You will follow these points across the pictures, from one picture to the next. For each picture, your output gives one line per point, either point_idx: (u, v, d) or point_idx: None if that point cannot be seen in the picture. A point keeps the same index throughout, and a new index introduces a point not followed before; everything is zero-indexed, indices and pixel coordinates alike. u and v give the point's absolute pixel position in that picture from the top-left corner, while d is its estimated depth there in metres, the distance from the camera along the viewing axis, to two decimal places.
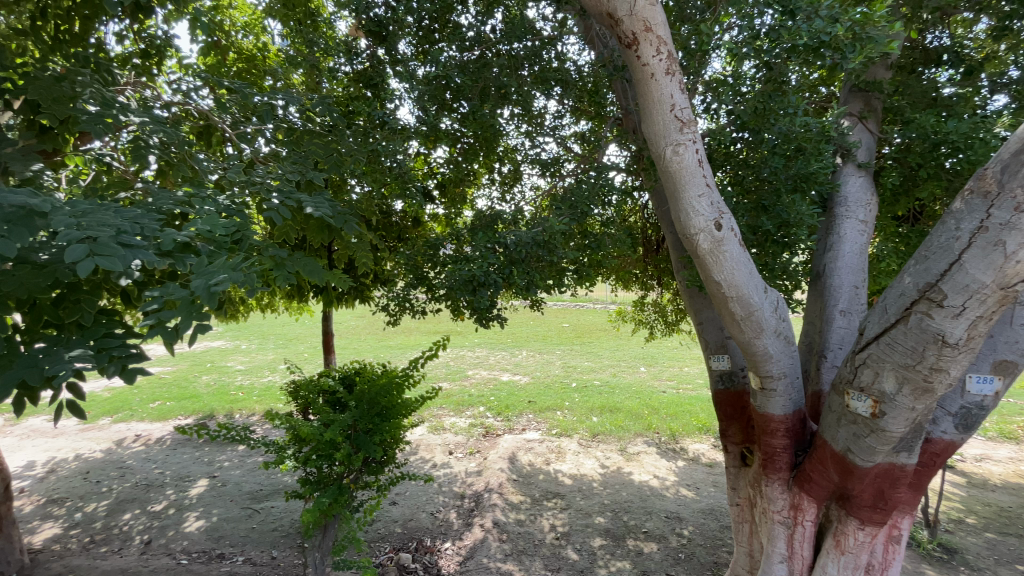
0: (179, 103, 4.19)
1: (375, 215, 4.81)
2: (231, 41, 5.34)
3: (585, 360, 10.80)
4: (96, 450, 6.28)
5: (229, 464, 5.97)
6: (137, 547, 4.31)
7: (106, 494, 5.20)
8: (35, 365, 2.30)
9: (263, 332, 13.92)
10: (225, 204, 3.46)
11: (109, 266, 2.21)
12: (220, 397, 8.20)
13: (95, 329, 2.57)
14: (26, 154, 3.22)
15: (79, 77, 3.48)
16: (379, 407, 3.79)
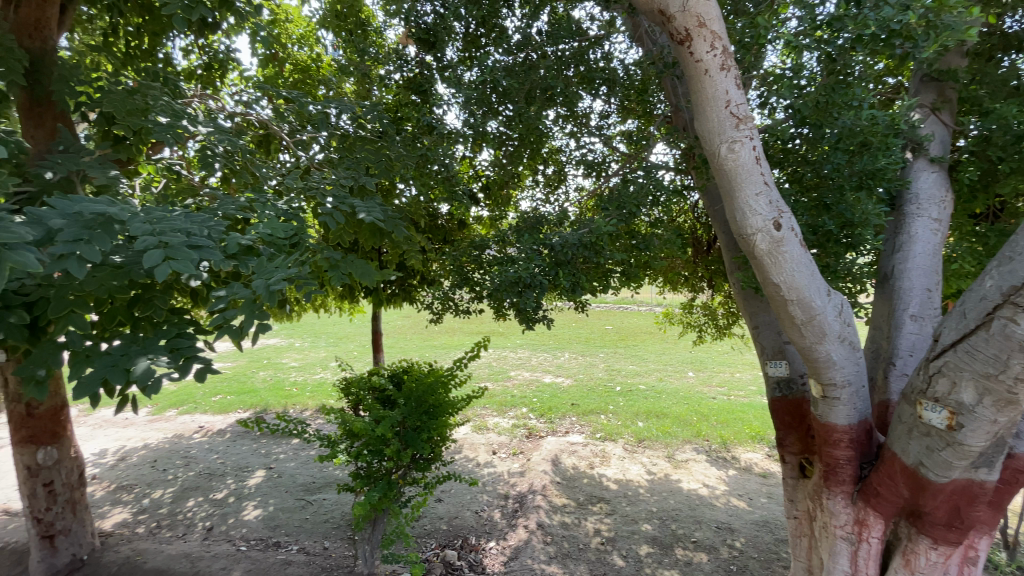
0: (241, 114, 4.43)
1: (422, 218, 4.92)
2: (288, 52, 5.59)
3: (630, 363, 10.62)
4: (162, 440, 6.69)
5: (284, 456, 6.24)
6: (200, 533, 4.56)
7: (171, 482, 5.54)
8: (114, 364, 2.43)
9: (314, 331, 14.50)
10: (284, 209, 3.62)
11: (182, 269, 2.36)
12: (276, 392, 8.60)
13: (166, 328, 2.73)
14: (104, 163, 3.47)
15: (150, 91, 3.72)
16: (427, 404, 3.88)
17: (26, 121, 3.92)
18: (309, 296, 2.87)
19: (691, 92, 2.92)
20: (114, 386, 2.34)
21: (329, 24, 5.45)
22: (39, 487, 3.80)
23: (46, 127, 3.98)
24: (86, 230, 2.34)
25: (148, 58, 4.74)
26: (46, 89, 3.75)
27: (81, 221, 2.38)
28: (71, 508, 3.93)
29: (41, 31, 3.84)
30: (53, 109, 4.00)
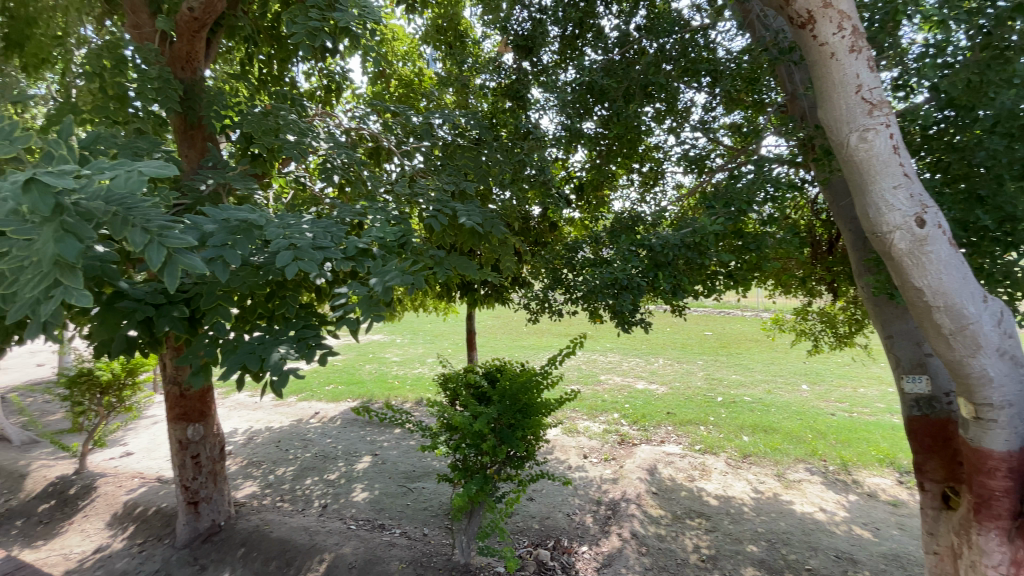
0: (355, 128, 4.83)
1: (517, 221, 5.03)
2: (395, 69, 6.00)
3: (732, 373, 9.96)
4: (284, 423, 7.48)
5: (387, 444, 6.68)
6: (317, 509, 5.03)
7: (292, 461, 6.16)
8: (252, 352, 2.75)
9: (412, 329, 15.37)
10: (394, 214, 3.90)
11: (307, 268, 2.63)
12: (380, 384, 9.24)
13: (296, 321, 3.05)
14: (244, 177, 3.95)
15: (280, 112, 4.17)
16: (521, 403, 3.95)
17: (182, 142, 4.57)
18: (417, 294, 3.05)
19: (814, 78, 2.70)
20: (252, 373, 2.65)
21: (431, 38, 5.75)
22: (188, 459, 4.36)
23: (197, 147, 4.62)
24: (231, 234, 2.68)
25: (278, 82, 5.33)
26: (198, 115, 4.35)
27: (228, 226, 2.73)
28: (213, 478, 4.46)
29: (192, 63, 4.42)
30: (202, 131, 4.62)
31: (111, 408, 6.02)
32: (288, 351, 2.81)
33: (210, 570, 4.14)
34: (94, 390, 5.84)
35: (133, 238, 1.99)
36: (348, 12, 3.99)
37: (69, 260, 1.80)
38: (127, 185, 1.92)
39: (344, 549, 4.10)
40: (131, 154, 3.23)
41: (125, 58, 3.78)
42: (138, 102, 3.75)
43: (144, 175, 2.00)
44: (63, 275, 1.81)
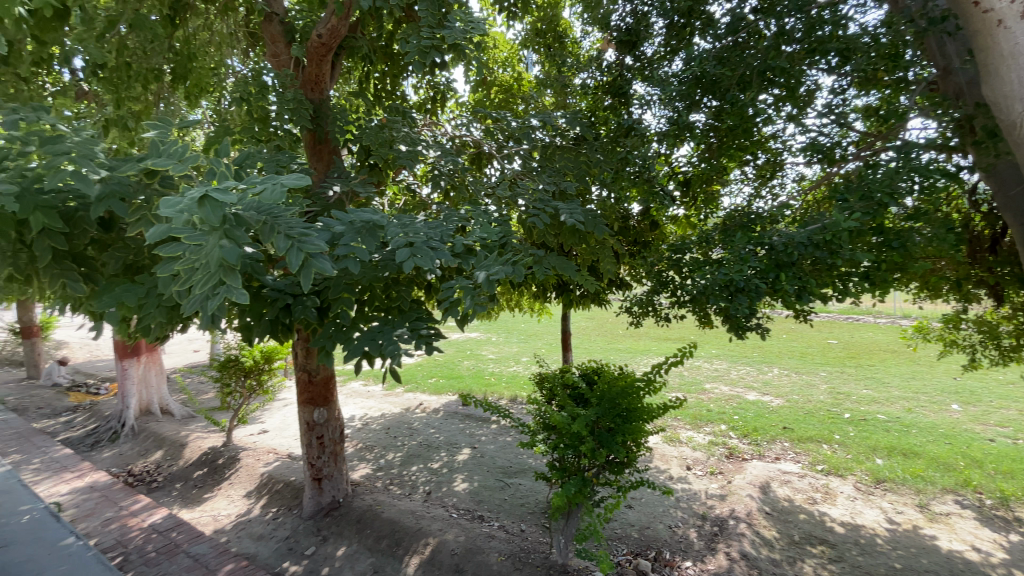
0: (459, 135, 5.08)
1: (617, 221, 4.94)
2: (497, 75, 6.18)
3: (862, 387, 8.86)
4: (392, 411, 8.06)
5: (485, 438, 6.90)
6: (422, 495, 5.35)
7: (400, 447, 6.61)
8: (373, 339, 3.00)
9: (508, 329, 15.70)
10: (497, 217, 4.01)
11: (422, 263, 2.81)
12: (478, 380, 9.58)
13: (410, 314, 3.27)
14: (363, 185, 4.31)
15: (393, 124, 4.50)
16: (621, 407, 3.87)
17: (312, 155, 5.09)
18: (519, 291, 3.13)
19: (977, 51, 2.59)
20: (371, 358, 2.90)
21: (531, 42, 5.84)
22: (314, 439, 4.86)
23: (324, 160, 5.11)
24: (357, 234, 2.95)
25: (391, 97, 5.76)
26: (325, 131, 4.82)
27: (354, 226, 3.00)
28: (334, 458, 4.91)
29: (319, 84, 4.88)
30: (327, 146, 5.11)
31: (252, 390, 6.89)
32: (404, 342, 3.03)
33: (331, 541, 4.57)
34: (239, 374, 6.72)
35: (280, 244, 2.26)
36: (456, 27, 4.20)
37: (231, 263, 2.07)
38: (274, 198, 2.16)
39: (447, 536, 4.31)
40: (273, 168, 3.67)
41: (265, 84, 4.31)
42: (278, 122, 4.25)
43: (286, 187, 2.23)
44: (226, 275, 2.09)
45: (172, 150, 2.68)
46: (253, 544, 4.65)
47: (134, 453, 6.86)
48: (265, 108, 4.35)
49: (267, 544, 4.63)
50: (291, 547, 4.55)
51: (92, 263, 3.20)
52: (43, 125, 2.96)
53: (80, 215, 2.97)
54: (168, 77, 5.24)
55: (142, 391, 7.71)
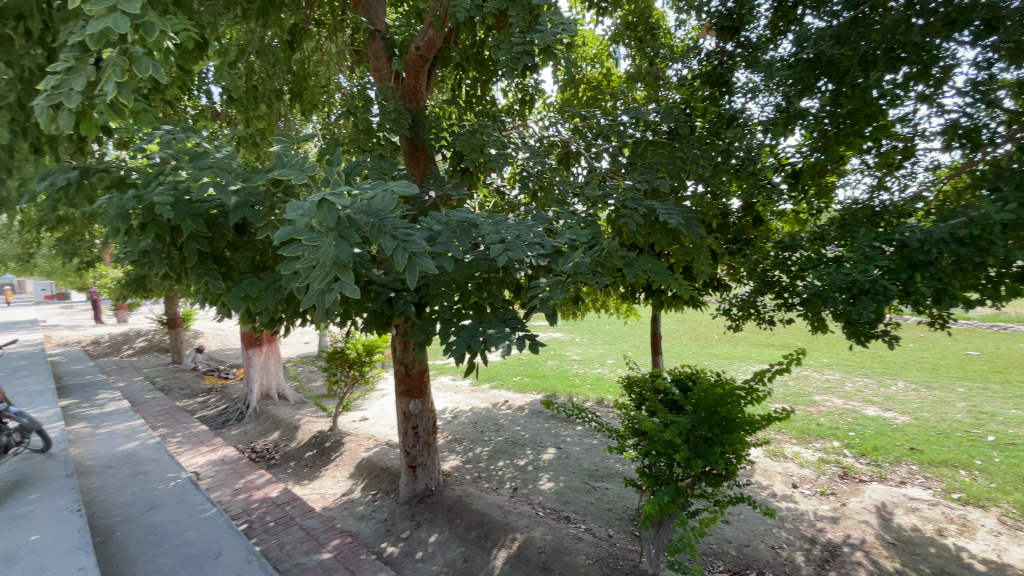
0: (547, 136, 5.14)
1: (714, 218, 4.70)
2: (585, 73, 6.13)
3: (1014, 407, 7.57)
4: (480, 406, 8.31)
5: (571, 439, 6.88)
6: (508, 490, 5.46)
7: (488, 442, 6.80)
8: (474, 335, 3.10)
9: (594, 330, 15.48)
10: (584, 218, 3.93)
11: (515, 257, 2.88)
12: (563, 380, 9.57)
13: (500, 313, 3.32)
14: (456, 188, 4.49)
15: (484, 129, 4.64)
16: (719, 416, 3.67)
17: (409, 162, 5.28)
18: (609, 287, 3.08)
19: None
20: (464, 353, 2.98)
21: (621, 36, 5.73)
22: (410, 428, 5.15)
23: (420, 166, 5.31)
24: (453, 233, 3.07)
25: (481, 101, 5.95)
26: (422, 138, 4.99)
27: (451, 226, 3.13)
28: (427, 448, 5.17)
29: (416, 94, 5.17)
30: (424, 153, 5.26)
31: (355, 380, 7.44)
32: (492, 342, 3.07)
33: (424, 527, 4.81)
34: (344, 365, 7.31)
35: (387, 244, 2.41)
36: (547, 29, 4.21)
37: (344, 260, 2.25)
38: (385, 202, 2.33)
39: (534, 533, 4.36)
40: (376, 174, 3.95)
41: (369, 97, 4.64)
42: (379, 131, 4.55)
43: (396, 193, 2.41)
44: (339, 272, 2.26)
45: (295, 160, 2.98)
46: (355, 523, 5.02)
47: (255, 433, 7.72)
48: (369, 120, 4.70)
49: (368, 524, 4.98)
50: (388, 529, 4.85)
51: (227, 262, 3.65)
52: (192, 144, 3.42)
53: (220, 220, 3.43)
54: (286, 96, 5.81)
55: (263, 377, 8.66)
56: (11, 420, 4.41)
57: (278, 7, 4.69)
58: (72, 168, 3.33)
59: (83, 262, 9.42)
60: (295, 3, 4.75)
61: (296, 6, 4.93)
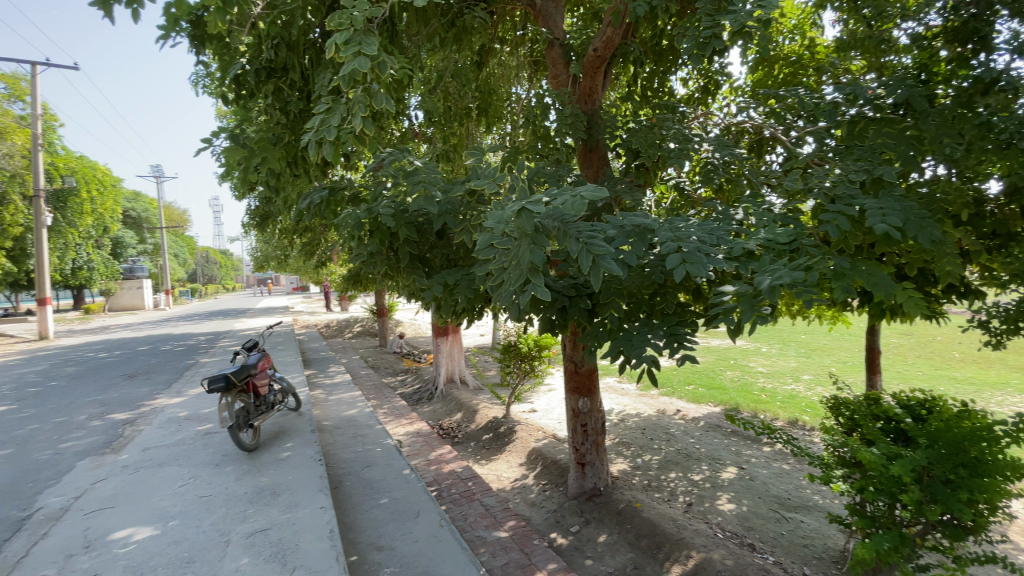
0: (735, 122, 4.72)
1: (965, 209, 3.76)
2: (781, 48, 5.45)
3: None
4: (650, 413, 8.04)
5: (755, 461, 6.22)
6: (682, 504, 5.18)
7: (658, 450, 6.54)
8: (628, 339, 2.99)
9: (784, 339, 13.69)
10: (781, 215, 3.47)
11: (694, 272, 2.60)
12: (745, 394, 8.69)
13: (673, 318, 3.11)
14: (631, 187, 4.37)
15: (664, 123, 4.45)
16: (966, 456, 2.94)
17: (583, 164, 5.26)
18: (811, 301, 2.63)
19: None
20: (627, 360, 2.87)
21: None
22: (579, 425, 5.23)
23: (594, 167, 5.23)
24: (628, 238, 2.95)
25: (659, 94, 5.73)
26: (596, 138, 4.95)
27: (624, 232, 3.01)
28: (595, 447, 5.21)
29: (592, 95, 5.17)
30: (598, 153, 5.22)
31: (526, 373, 7.85)
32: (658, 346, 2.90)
33: (593, 525, 4.85)
34: (517, 358, 7.78)
35: (572, 248, 2.48)
36: (742, 8, 3.82)
37: (538, 265, 2.39)
38: (575, 208, 2.44)
39: (713, 554, 4.05)
40: (555, 178, 4.08)
41: (546, 104, 4.83)
42: (557, 137, 4.63)
43: (584, 198, 2.51)
44: (532, 275, 2.41)
45: (487, 171, 3.29)
46: (528, 508, 5.31)
47: (442, 412, 8.70)
48: (546, 126, 4.89)
49: (539, 512, 5.21)
50: (558, 520, 5.00)
51: (429, 261, 4.22)
52: (406, 163, 4.01)
53: (426, 226, 3.99)
54: (474, 113, 6.40)
55: (449, 363, 9.73)
56: (276, 382, 5.74)
57: (469, 31, 5.19)
58: (323, 187, 4.18)
59: (319, 262, 11.77)
60: (484, 25, 5.20)
61: (485, 27, 5.37)
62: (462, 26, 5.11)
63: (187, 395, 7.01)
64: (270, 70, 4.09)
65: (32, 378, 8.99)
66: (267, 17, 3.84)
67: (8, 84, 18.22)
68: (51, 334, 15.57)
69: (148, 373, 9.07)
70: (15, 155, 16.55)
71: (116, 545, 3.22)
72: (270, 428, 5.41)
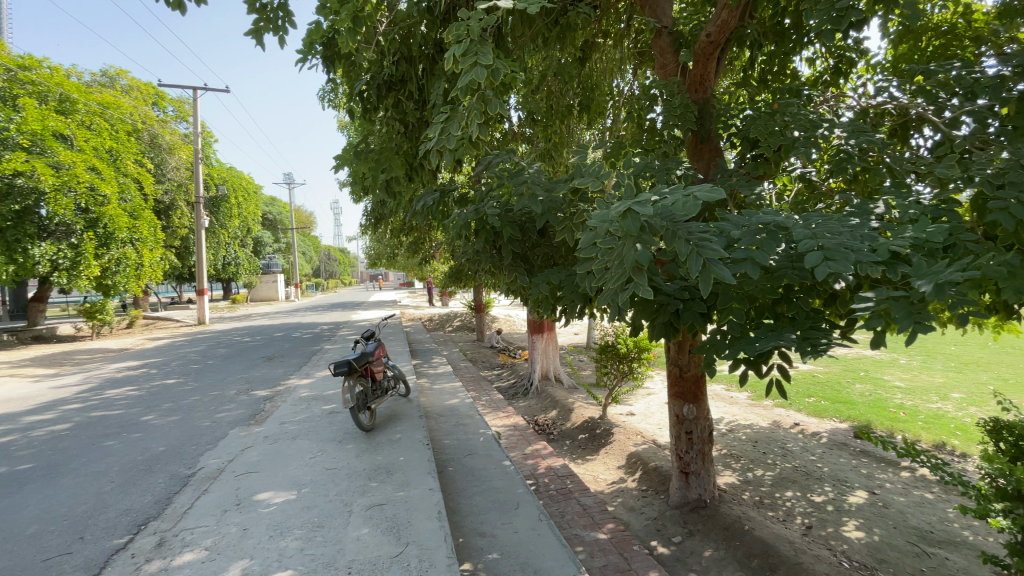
0: (873, 104, 4.18)
1: None
2: (932, 16, 4.73)
3: None
4: (762, 425, 7.44)
5: (890, 486, 5.50)
6: (800, 526, 4.73)
7: (772, 466, 6.04)
8: (751, 342, 2.81)
9: (926, 350, 11.92)
10: (933, 208, 3.01)
11: (839, 270, 2.33)
12: (878, 411, 7.71)
13: (803, 324, 2.83)
14: (748, 180, 4.04)
15: (787, 110, 4.06)
16: None
17: (692, 156, 4.99)
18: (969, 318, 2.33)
19: None
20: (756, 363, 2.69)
21: None
22: (683, 433, 4.99)
23: (704, 159, 4.94)
24: (756, 237, 2.69)
25: (779, 78, 5.26)
26: (708, 129, 4.67)
27: (750, 230, 2.75)
28: (701, 457, 4.95)
29: (703, 84, 4.89)
30: (709, 144, 4.93)
31: (625, 374, 7.67)
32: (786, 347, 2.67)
33: (696, 537, 4.61)
34: (615, 359, 7.62)
35: (681, 249, 2.37)
36: None
37: (643, 265, 2.31)
38: (688, 207, 2.31)
39: None
40: (663, 172, 3.92)
41: (653, 97, 4.65)
42: (664, 128, 4.41)
43: (696, 198, 2.37)
44: (635, 275, 2.34)
45: (592, 169, 3.25)
46: (626, 513, 5.19)
47: (537, 408, 8.80)
48: (652, 120, 4.71)
49: (638, 517, 5.07)
50: (659, 528, 4.81)
51: (531, 260, 4.27)
52: (511, 164, 4.11)
53: (529, 225, 4.05)
54: (575, 110, 6.38)
55: (544, 360, 9.80)
56: (389, 370, 6.20)
57: (573, 29, 5.11)
58: (434, 190, 4.43)
59: (423, 259, 12.48)
60: (587, 21, 5.13)
61: (589, 23, 5.29)
62: (566, 24, 5.05)
63: (313, 378, 7.84)
64: (390, 84, 4.41)
65: (194, 357, 10.63)
66: (389, 34, 4.15)
67: (176, 108, 21.70)
68: (206, 319, 18.28)
69: (282, 357, 10.30)
70: (180, 168, 19.67)
71: (260, 505, 3.70)
72: (383, 412, 5.86)
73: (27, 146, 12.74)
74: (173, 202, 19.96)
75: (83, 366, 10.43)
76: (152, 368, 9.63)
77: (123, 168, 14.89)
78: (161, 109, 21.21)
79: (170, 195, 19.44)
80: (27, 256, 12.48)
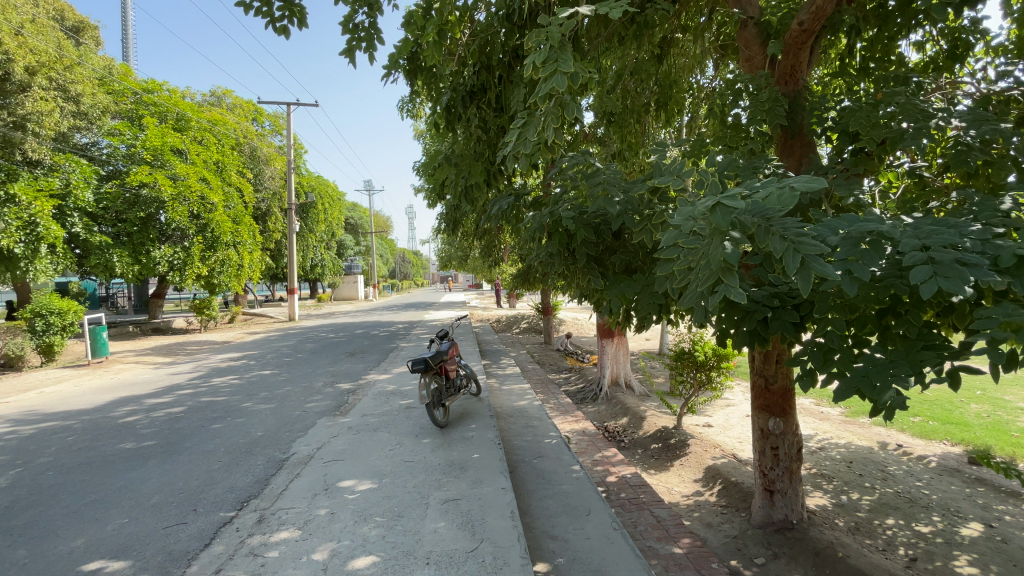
0: (1000, 88, 3.70)
1: None
2: None
3: None
4: (858, 444, 6.81)
5: (1013, 520, 4.82)
6: (903, 558, 4.28)
7: (869, 490, 5.51)
8: (866, 377, 2.53)
9: None
10: None
11: (951, 288, 2.07)
12: (999, 435, 6.80)
13: (916, 341, 2.53)
14: (848, 179, 3.69)
15: (892, 99, 3.69)
16: None
17: (782, 153, 4.70)
18: None
19: None
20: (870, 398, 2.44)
21: None
22: (767, 448, 4.69)
23: (795, 155, 4.63)
24: (856, 246, 2.45)
25: (882, 66, 4.82)
26: (800, 123, 4.37)
27: (849, 237, 2.51)
28: (789, 474, 4.63)
29: (794, 75, 4.58)
30: (801, 139, 4.61)
31: (702, 383, 7.33)
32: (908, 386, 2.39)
33: (782, 560, 4.30)
34: (691, 367, 7.31)
35: (774, 246, 2.23)
36: None
37: (732, 264, 2.20)
38: (783, 201, 2.19)
39: None
40: (750, 170, 3.73)
41: (738, 92, 4.43)
42: (749, 124, 4.17)
43: (794, 191, 2.22)
44: (724, 275, 2.24)
45: (673, 168, 3.16)
46: (703, 528, 4.95)
47: (607, 414, 8.65)
48: (736, 116, 4.48)
49: (716, 534, 4.82)
50: (739, 548, 4.54)
51: (605, 263, 4.21)
52: (586, 166, 4.09)
53: (603, 228, 3.97)
54: (652, 109, 6.22)
55: (614, 365, 9.63)
56: (462, 369, 6.37)
57: (650, 27, 4.97)
58: (509, 195, 4.50)
59: (493, 262, 12.68)
60: (666, 18, 5.00)
61: (667, 19, 5.15)
62: (643, 22, 4.89)
63: (391, 374, 8.24)
64: (472, 93, 4.56)
65: (286, 351, 11.57)
66: (470, 45, 4.31)
67: (272, 122, 23.72)
68: (296, 316, 19.79)
69: (362, 353, 10.93)
70: (275, 177, 21.51)
71: (346, 492, 3.96)
72: (457, 410, 6.04)
73: (151, 160, 14.63)
74: (269, 209, 21.83)
75: (195, 356, 11.69)
76: (251, 360, 10.58)
77: (227, 178, 16.54)
78: (259, 124, 23.22)
79: (266, 202, 21.27)
80: (150, 258, 14.22)
